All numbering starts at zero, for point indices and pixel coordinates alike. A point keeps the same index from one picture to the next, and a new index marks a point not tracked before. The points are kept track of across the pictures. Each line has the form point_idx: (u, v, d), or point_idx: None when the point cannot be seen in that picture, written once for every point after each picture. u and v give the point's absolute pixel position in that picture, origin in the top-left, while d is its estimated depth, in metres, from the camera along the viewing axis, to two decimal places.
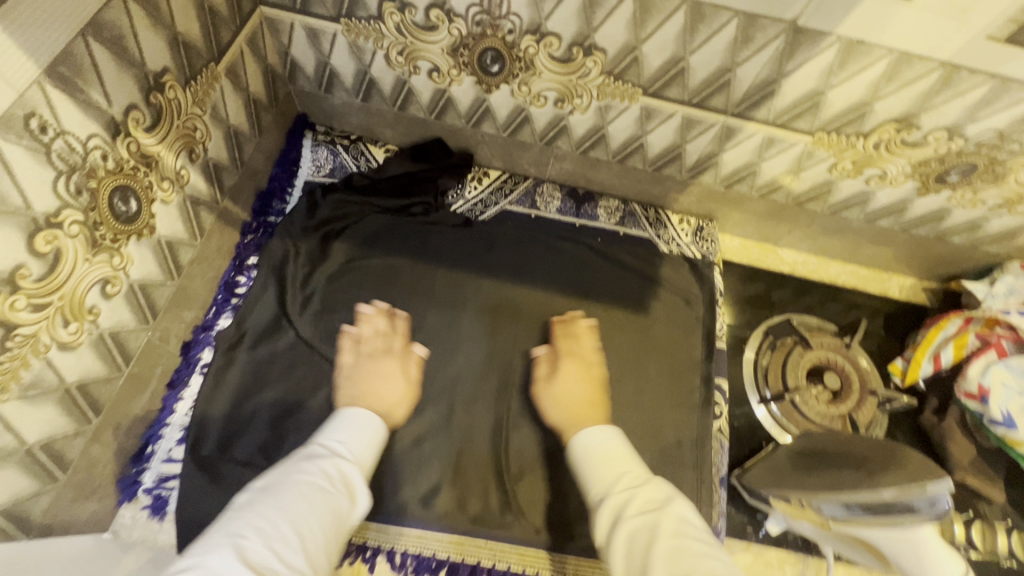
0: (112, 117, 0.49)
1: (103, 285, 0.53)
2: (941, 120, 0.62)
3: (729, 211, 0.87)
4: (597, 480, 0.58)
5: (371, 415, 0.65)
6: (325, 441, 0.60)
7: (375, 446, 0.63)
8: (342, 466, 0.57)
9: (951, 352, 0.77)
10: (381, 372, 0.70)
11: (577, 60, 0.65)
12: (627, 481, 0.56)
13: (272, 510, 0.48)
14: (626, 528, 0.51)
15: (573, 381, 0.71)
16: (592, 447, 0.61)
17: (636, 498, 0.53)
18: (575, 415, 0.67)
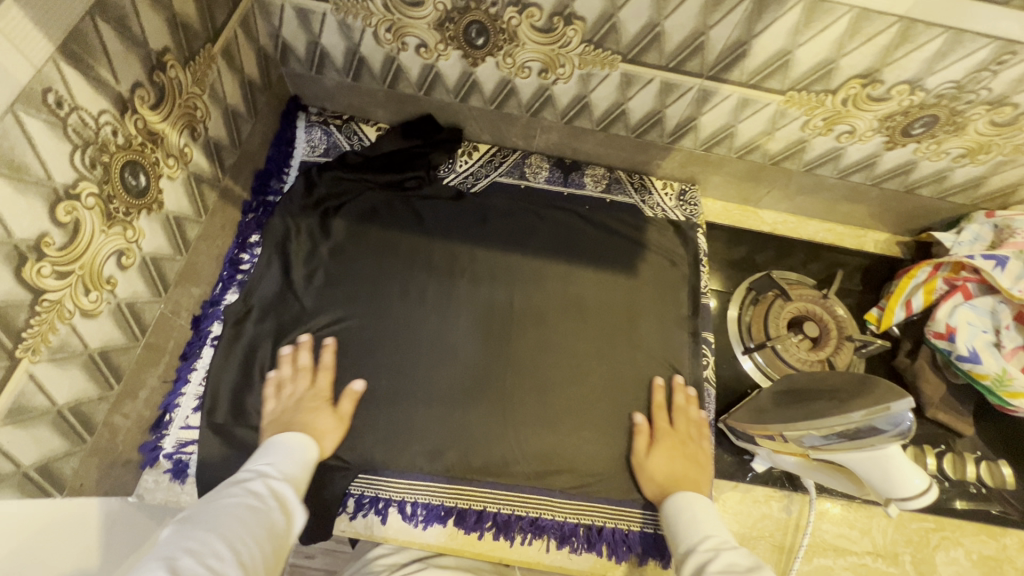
0: (120, 94, 0.52)
1: (118, 257, 0.56)
2: (902, 74, 0.66)
3: (710, 174, 0.91)
4: (687, 535, 0.62)
5: (302, 437, 0.65)
6: (251, 465, 0.61)
7: (309, 461, 0.64)
8: (268, 485, 0.58)
9: (921, 298, 0.81)
10: (315, 412, 0.68)
11: (558, 30, 0.68)
12: (714, 544, 0.60)
13: (196, 533, 0.50)
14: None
15: (670, 459, 0.71)
16: (684, 515, 0.65)
17: (721, 558, 0.57)
18: (671, 487, 0.69)
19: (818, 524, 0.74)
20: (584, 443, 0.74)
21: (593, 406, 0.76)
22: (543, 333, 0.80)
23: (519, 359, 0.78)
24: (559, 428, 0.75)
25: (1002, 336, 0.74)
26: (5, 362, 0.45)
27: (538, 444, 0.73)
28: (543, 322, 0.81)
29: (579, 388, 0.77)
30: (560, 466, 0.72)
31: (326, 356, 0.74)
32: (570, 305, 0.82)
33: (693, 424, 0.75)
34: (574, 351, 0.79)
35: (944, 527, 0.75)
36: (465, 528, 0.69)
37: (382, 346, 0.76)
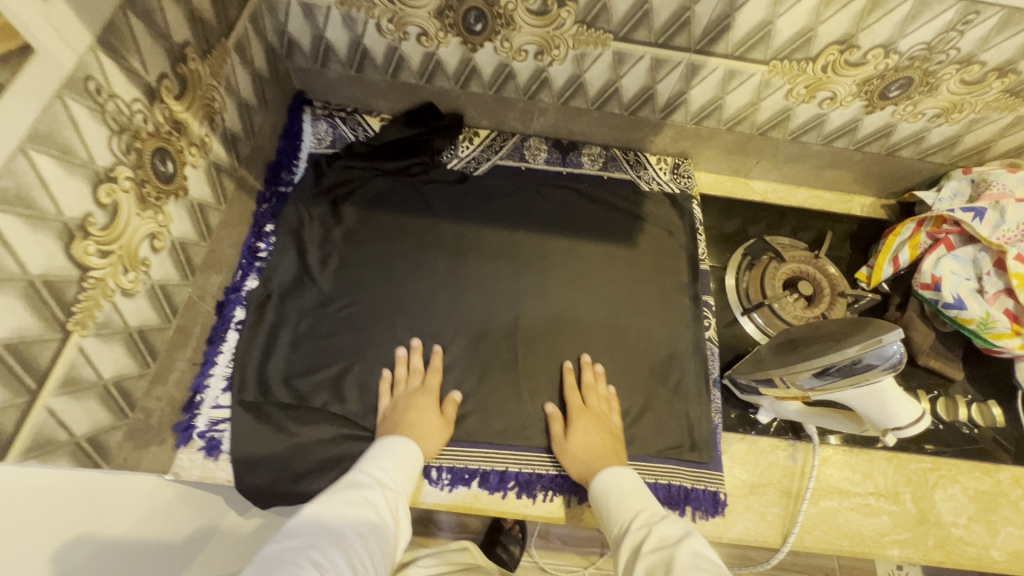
0: (149, 84, 0.55)
1: (151, 240, 0.59)
2: (877, 38, 0.71)
3: (701, 147, 0.96)
4: (619, 516, 0.61)
5: (412, 446, 0.67)
6: (369, 469, 0.62)
7: (412, 467, 0.66)
8: (387, 496, 0.60)
9: (907, 253, 0.85)
10: (419, 409, 0.71)
11: (553, 12, 0.72)
12: (645, 518, 0.58)
13: (332, 536, 0.51)
14: (641, 562, 0.53)
15: (586, 434, 0.71)
16: (612, 496, 0.63)
17: (653, 534, 0.55)
18: (591, 462, 0.69)
19: (822, 470, 0.78)
20: None
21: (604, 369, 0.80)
22: (551, 304, 0.84)
23: (530, 330, 0.82)
24: (572, 392, 0.78)
25: (984, 282, 0.78)
26: (58, 334, 0.48)
27: (554, 406, 0.77)
28: (550, 295, 0.85)
29: (590, 353, 0.81)
30: None
31: (417, 359, 0.77)
32: (575, 277, 0.87)
33: (604, 400, 0.76)
34: (582, 319, 0.84)
35: (941, 466, 0.79)
36: (489, 488, 0.72)
37: (400, 323, 0.80)
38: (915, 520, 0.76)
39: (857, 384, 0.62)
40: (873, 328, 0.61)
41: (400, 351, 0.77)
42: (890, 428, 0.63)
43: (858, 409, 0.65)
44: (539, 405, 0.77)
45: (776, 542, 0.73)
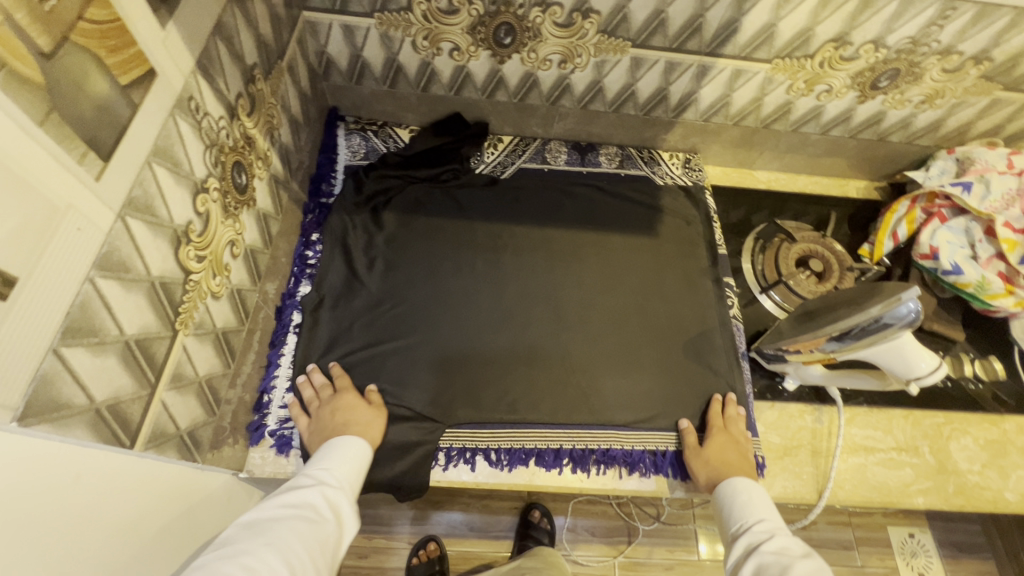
0: (229, 102, 0.60)
1: (231, 247, 0.63)
2: (868, 34, 0.79)
3: (709, 142, 1.03)
4: (741, 518, 0.66)
5: (353, 441, 0.69)
6: (312, 471, 0.64)
7: (359, 465, 0.68)
8: (328, 491, 0.62)
9: (905, 228, 0.93)
10: (353, 415, 0.72)
11: (577, 24, 0.79)
12: (769, 528, 0.64)
13: (266, 537, 0.53)
14: (756, 557, 0.59)
15: (726, 449, 0.75)
16: (736, 499, 0.69)
17: (775, 540, 0.61)
18: (727, 472, 0.73)
19: (848, 429, 0.85)
20: (638, 382, 0.83)
21: (639, 350, 0.86)
22: (585, 293, 0.90)
23: (569, 318, 0.88)
24: (613, 373, 0.84)
25: (976, 249, 0.87)
26: (170, 332, 0.52)
27: (598, 387, 0.82)
28: (583, 285, 0.91)
29: (624, 336, 0.87)
30: (619, 404, 0.81)
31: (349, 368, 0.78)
32: (604, 268, 0.93)
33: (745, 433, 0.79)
34: (613, 305, 0.90)
35: (952, 419, 0.87)
36: (546, 465, 0.77)
37: (447, 319, 0.85)
38: (934, 469, 0.82)
39: (882, 340, 0.68)
40: (889, 289, 0.68)
41: (300, 376, 0.76)
42: (912, 377, 0.68)
43: (881, 365, 0.71)
44: (584, 385, 0.82)
45: (812, 497, 0.79)
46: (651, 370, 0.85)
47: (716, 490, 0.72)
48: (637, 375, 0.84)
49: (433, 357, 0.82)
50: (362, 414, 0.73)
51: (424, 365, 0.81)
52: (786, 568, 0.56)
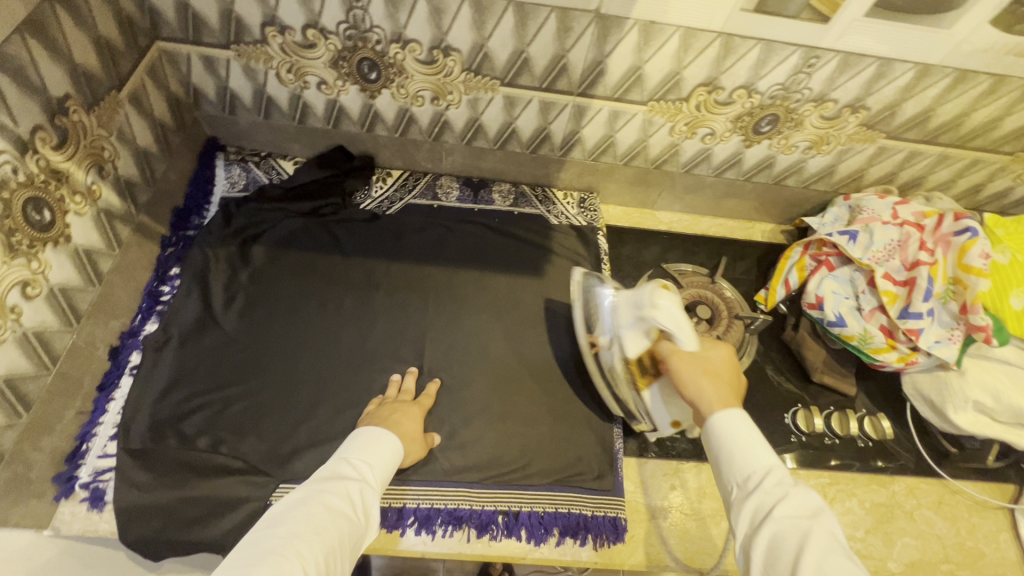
0: (19, 136, 0.57)
1: (23, 287, 0.59)
2: (737, 80, 0.77)
3: (605, 182, 1.01)
4: (744, 461, 0.56)
5: (392, 437, 0.69)
6: (353, 461, 0.65)
7: (391, 460, 0.67)
8: (365, 491, 0.62)
9: (796, 275, 0.90)
10: (405, 415, 0.74)
11: (439, 61, 0.77)
12: (778, 477, 0.54)
13: (298, 535, 0.54)
14: (771, 527, 0.50)
15: (717, 373, 0.64)
16: (734, 436, 0.57)
17: (790, 501, 0.51)
18: (721, 401, 0.61)
19: None
20: (500, 434, 0.79)
21: (507, 398, 0.82)
22: (460, 336, 0.86)
23: (437, 363, 0.83)
24: (475, 423, 0.79)
25: (861, 300, 0.83)
26: None
27: (457, 439, 0.78)
28: (460, 327, 0.87)
29: (493, 384, 0.83)
30: (479, 460, 0.76)
31: (411, 381, 0.80)
32: (484, 309, 0.89)
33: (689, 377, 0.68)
34: (486, 350, 0.85)
35: (838, 480, 0.82)
36: (387, 526, 0.71)
37: (304, 361, 0.81)
38: None
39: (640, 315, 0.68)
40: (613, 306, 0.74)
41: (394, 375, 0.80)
42: (657, 311, 0.65)
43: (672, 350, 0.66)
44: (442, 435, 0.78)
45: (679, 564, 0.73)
46: (519, 421, 0.80)
47: (710, 420, 0.60)
48: (499, 427, 0.79)
49: (282, 403, 0.77)
50: (416, 414, 0.75)
51: (269, 411, 0.76)
52: (802, 550, 0.48)
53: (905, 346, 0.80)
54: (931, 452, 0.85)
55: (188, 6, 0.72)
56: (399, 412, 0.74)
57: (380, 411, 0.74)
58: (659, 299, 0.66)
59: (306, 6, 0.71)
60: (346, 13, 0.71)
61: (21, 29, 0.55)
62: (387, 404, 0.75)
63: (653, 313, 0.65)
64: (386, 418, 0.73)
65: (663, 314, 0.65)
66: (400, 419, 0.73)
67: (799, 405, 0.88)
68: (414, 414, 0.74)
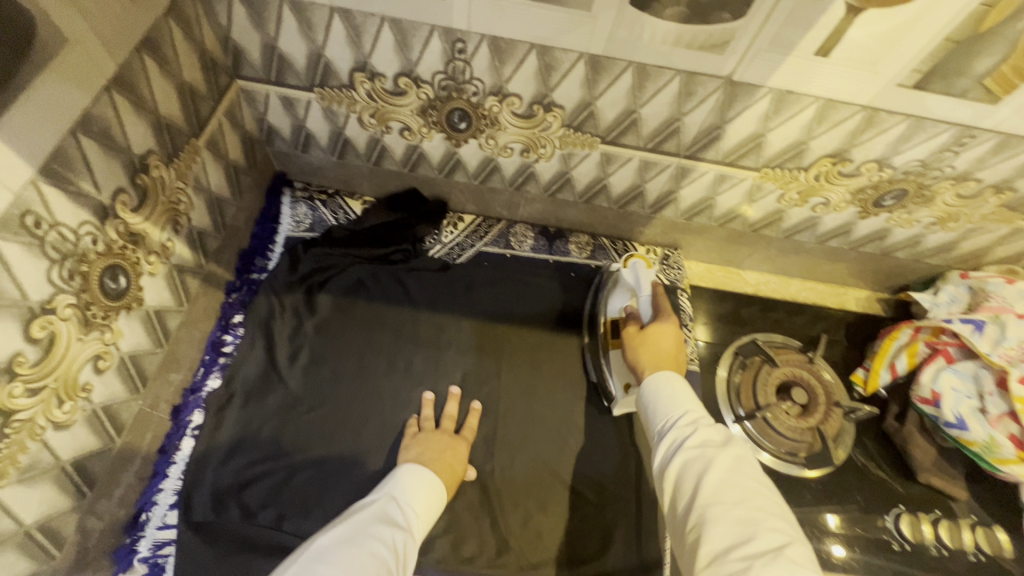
0: (101, 203, 0.52)
1: (95, 361, 0.54)
2: (870, 153, 0.69)
3: (692, 240, 0.93)
4: (660, 413, 0.61)
5: (437, 484, 0.66)
6: (399, 508, 0.60)
7: (433, 512, 0.64)
8: (407, 542, 0.57)
9: (904, 361, 0.83)
10: (456, 455, 0.72)
11: (538, 116, 0.70)
12: (691, 419, 0.59)
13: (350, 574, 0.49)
14: (681, 460, 0.55)
15: (663, 340, 0.70)
16: (661, 397, 0.63)
17: (697, 436, 0.56)
18: (654, 362, 0.68)
19: None
20: (575, 523, 0.73)
21: (582, 480, 0.76)
22: (535, 406, 0.80)
23: (508, 437, 0.78)
24: (549, 508, 0.73)
25: (986, 402, 0.75)
26: None
27: (535, 528, 0.72)
28: (533, 399, 0.81)
29: (567, 465, 0.77)
30: (556, 552, 0.71)
31: (452, 406, 0.77)
32: (560, 376, 0.83)
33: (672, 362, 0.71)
34: (560, 425, 0.79)
35: None
36: None
37: (373, 425, 0.76)
38: None
39: (619, 284, 0.82)
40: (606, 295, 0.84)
41: (427, 395, 0.77)
42: (626, 273, 0.79)
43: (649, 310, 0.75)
44: (516, 522, 0.72)
45: None
46: (596, 510, 0.74)
47: (647, 378, 0.66)
48: (576, 517, 0.73)
49: (348, 474, 0.72)
50: (463, 455, 0.72)
51: (334, 482, 0.71)
52: (709, 475, 0.52)
53: None
54: None
55: (275, 48, 0.66)
56: (448, 451, 0.71)
57: (432, 443, 0.71)
58: (630, 264, 0.79)
59: (402, 55, 0.64)
60: (445, 64, 0.65)
61: (108, 87, 0.50)
62: (436, 435, 0.73)
63: (626, 274, 0.79)
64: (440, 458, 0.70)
65: (630, 273, 0.79)
66: (451, 462, 0.70)
67: (902, 507, 0.80)
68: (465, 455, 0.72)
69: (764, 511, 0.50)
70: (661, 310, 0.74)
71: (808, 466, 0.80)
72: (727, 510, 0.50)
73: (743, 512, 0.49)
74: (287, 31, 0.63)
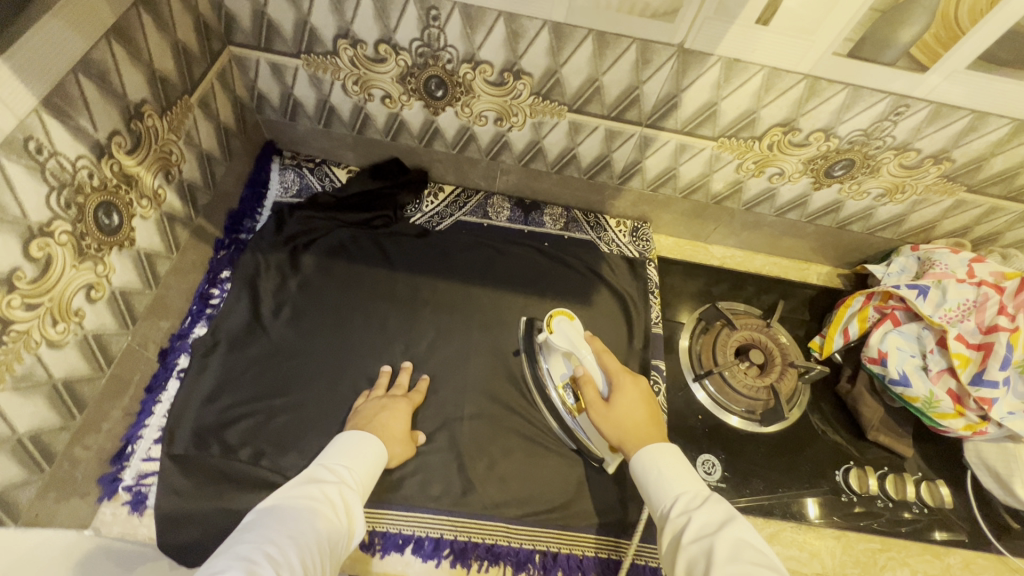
0: (97, 141, 0.56)
1: (87, 290, 0.59)
2: (816, 122, 0.74)
3: (660, 213, 0.98)
4: (659, 497, 0.61)
5: (368, 437, 0.69)
6: (332, 465, 0.64)
7: (376, 466, 0.67)
8: (344, 491, 0.61)
9: (857, 326, 0.87)
10: (392, 414, 0.73)
11: (509, 84, 0.76)
12: (687, 503, 0.59)
13: (274, 539, 0.52)
14: (685, 555, 0.54)
15: (630, 406, 0.69)
16: (651, 476, 0.63)
17: (695, 522, 0.56)
18: (635, 437, 0.67)
19: (769, 546, 0.76)
20: (538, 468, 0.77)
21: (547, 429, 0.80)
22: (504, 362, 0.84)
23: (478, 389, 0.82)
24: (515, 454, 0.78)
25: (929, 359, 0.79)
26: None
27: (500, 471, 0.76)
28: (503, 356, 0.85)
29: (533, 416, 0.81)
30: (520, 494, 0.75)
31: (405, 377, 0.80)
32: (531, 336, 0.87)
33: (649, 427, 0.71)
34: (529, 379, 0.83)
35: (890, 547, 0.77)
36: (422, 555, 0.70)
37: (349, 375, 0.80)
38: None
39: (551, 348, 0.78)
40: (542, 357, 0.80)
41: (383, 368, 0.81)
42: (554, 337, 0.76)
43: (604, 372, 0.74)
44: (483, 465, 0.76)
45: None
46: (560, 457, 0.78)
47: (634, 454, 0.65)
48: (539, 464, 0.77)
49: (324, 418, 0.76)
50: (402, 411, 0.74)
51: (309, 425, 0.75)
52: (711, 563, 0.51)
53: (974, 414, 0.77)
54: (989, 524, 0.80)
55: (264, 15, 0.71)
56: (386, 410, 0.73)
57: (366, 408, 0.74)
58: (556, 324, 0.76)
59: (381, 22, 0.69)
60: (421, 31, 0.70)
61: (108, 35, 0.55)
62: (380, 397, 0.76)
63: (555, 339, 0.76)
64: (375, 418, 0.72)
65: (558, 337, 0.75)
66: (387, 421, 0.72)
67: (851, 463, 0.84)
68: (402, 414, 0.74)
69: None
70: (612, 373, 0.73)
71: (765, 424, 0.84)
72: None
73: None
74: None
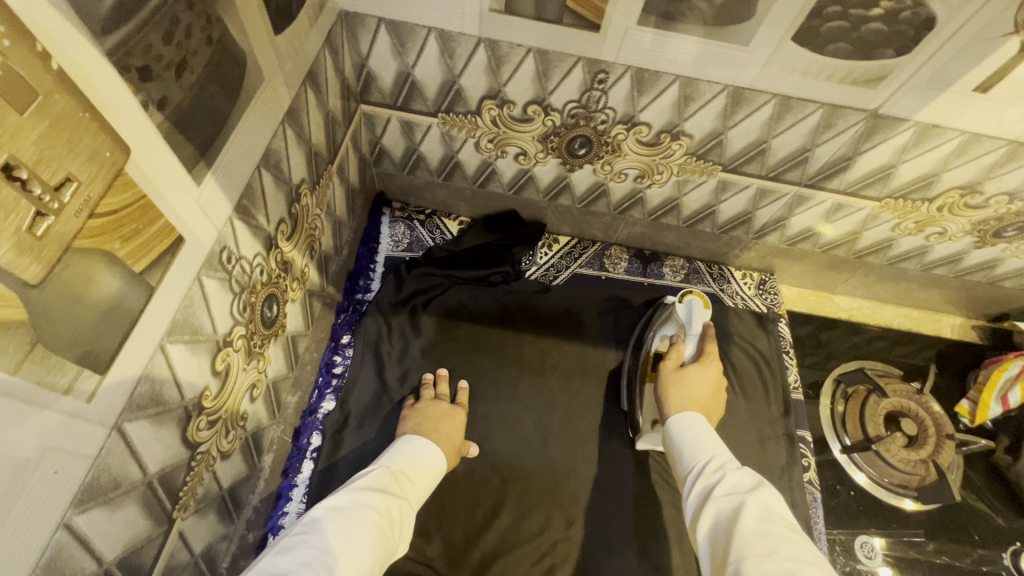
0: (269, 234, 0.52)
1: (251, 390, 0.55)
2: (1004, 186, 0.68)
3: (789, 265, 0.92)
4: (691, 458, 0.56)
5: (436, 453, 0.64)
6: (397, 473, 0.58)
7: (429, 485, 0.61)
8: (403, 506, 0.55)
9: (1018, 394, 0.82)
10: (455, 423, 0.71)
11: (663, 144, 0.70)
12: (719, 465, 0.53)
13: (338, 547, 0.45)
14: (712, 506, 0.48)
15: (699, 381, 0.65)
16: (683, 442, 0.58)
17: (727, 480, 0.50)
18: (683, 400, 0.63)
19: None
20: (694, 552, 0.72)
21: None
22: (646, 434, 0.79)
23: (620, 465, 0.76)
24: (667, 539, 0.72)
25: None
26: (164, 527, 0.44)
27: (653, 559, 0.71)
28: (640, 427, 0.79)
29: (680, 494, 0.75)
30: None
31: (463, 397, 0.76)
32: None
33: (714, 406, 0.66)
34: None
35: None
36: None
37: (484, 452, 0.75)
38: None
39: (671, 317, 0.77)
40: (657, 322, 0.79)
41: (427, 375, 0.76)
42: (680, 308, 0.73)
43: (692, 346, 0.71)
44: (633, 551, 0.71)
45: None
46: None
47: (670, 419, 0.62)
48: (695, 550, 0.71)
49: (464, 502, 0.71)
50: (461, 424, 0.71)
51: (449, 510, 0.71)
52: (737, 522, 0.45)
53: None
54: None
55: (409, 75, 0.66)
56: (445, 419, 0.70)
57: (429, 411, 0.70)
58: (687, 299, 0.73)
59: (539, 84, 0.64)
60: (581, 94, 0.65)
61: (284, 121, 0.50)
62: (434, 403, 0.72)
63: (678, 309, 0.73)
64: (434, 426, 0.68)
65: (682, 309, 0.73)
66: (448, 430, 0.69)
67: (1018, 544, 0.78)
68: (460, 423, 0.71)
69: (802, 561, 0.41)
70: (707, 351, 0.69)
71: (922, 501, 0.78)
72: (758, 562, 0.42)
73: (775, 561, 0.41)
74: (426, 58, 0.63)
